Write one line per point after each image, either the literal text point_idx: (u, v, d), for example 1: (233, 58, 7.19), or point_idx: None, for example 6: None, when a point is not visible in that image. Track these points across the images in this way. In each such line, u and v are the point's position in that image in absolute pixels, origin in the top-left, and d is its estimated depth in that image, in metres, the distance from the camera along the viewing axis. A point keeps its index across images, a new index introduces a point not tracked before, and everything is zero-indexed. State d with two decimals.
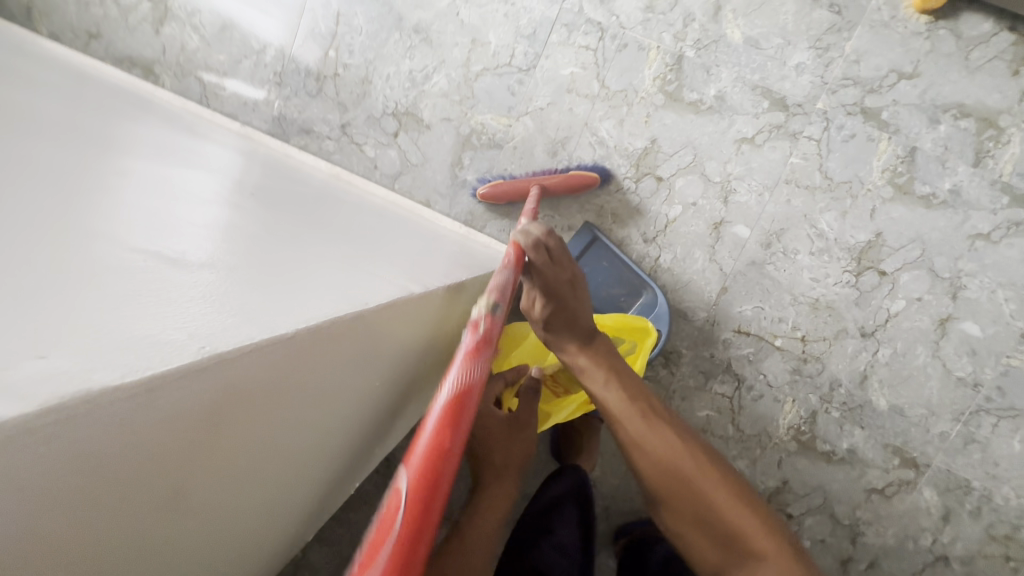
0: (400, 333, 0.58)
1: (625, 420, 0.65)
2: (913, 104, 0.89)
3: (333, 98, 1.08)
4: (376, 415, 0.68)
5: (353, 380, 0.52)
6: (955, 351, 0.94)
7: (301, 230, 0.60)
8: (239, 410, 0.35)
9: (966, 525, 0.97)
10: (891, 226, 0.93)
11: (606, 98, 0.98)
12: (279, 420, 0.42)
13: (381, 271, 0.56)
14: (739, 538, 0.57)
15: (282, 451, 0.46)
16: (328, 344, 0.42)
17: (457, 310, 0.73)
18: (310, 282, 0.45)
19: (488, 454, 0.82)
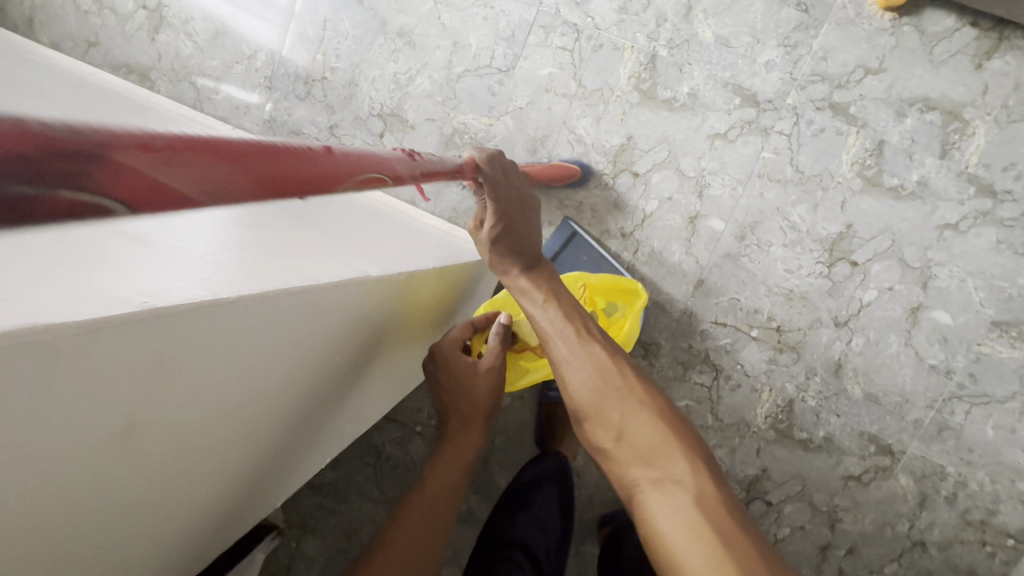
0: (368, 311, 0.60)
1: (560, 340, 0.71)
2: (880, 98, 0.92)
3: (321, 100, 1.12)
4: (348, 390, 0.71)
5: (307, 357, 0.53)
6: (927, 340, 0.96)
7: (284, 217, 0.63)
8: (188, 367, 0.37)
9: (942, 511, 0.98)
10: (861, 217, 0.95)
11: (583, 97, 1.01)
12: (238, 381, 0.44)
13: (349, 257, 0.58)
14: (652, 448, 0.60)
15: (239, 410, 0.48)
16: (287, 315, 0.44)
17: (425, 293, 0.75)
18: (276, 259, 0.47)
19: (454, 403, 0.81)
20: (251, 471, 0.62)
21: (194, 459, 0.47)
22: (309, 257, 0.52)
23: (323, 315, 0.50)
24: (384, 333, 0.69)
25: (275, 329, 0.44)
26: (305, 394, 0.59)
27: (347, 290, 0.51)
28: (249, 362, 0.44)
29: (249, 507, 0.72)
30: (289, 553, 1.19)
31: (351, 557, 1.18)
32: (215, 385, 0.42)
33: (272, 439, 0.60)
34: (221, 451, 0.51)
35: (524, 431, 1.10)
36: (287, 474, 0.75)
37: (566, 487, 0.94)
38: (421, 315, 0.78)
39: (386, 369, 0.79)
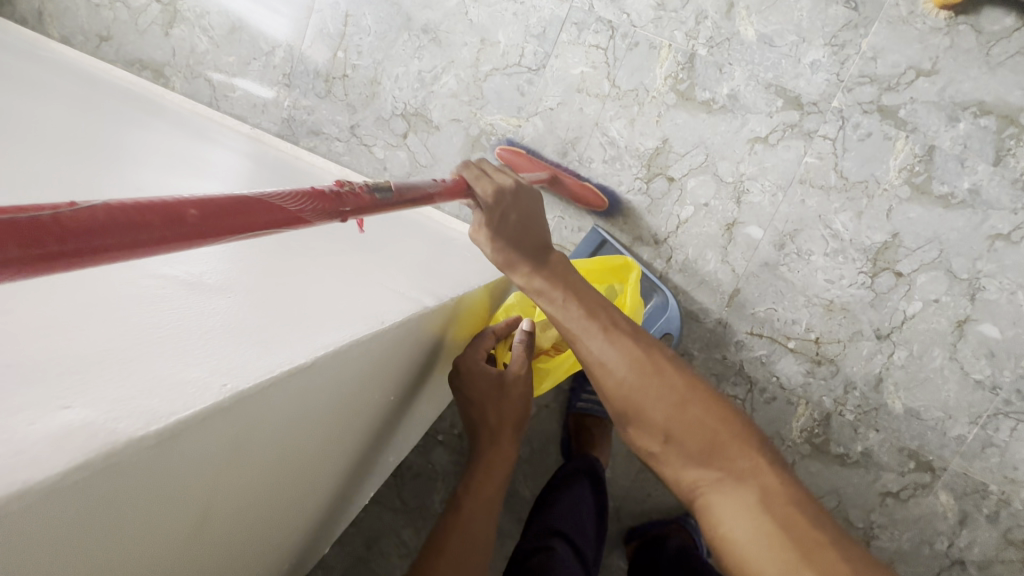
0: (418, 346, 0.58)
1: (588, 338, 0.60)
2: (931, 101, 0.87)
3: (342, 99, 1.08)
4: (396, 422, 0.70)
5: (365, 393, 0.51)
6: (973, 354, 0.91)
7: (334, 240, 0.63)
8: (259, 431, 0.35)
9: (983, 529, 0.95)
10: (908, 226, 0.91)
11: (617, 97, 0.97)
12: (298, 436, 0.42)
13: (398, 283, 0.56)
14: (709, 449, 0.53)
15: (299, 463, 0.47)
16: (345, 363, 0.42)
17: (468, 319, 0.73)
18: (330, 305, 0.46)
19: (483, 416, 0.72)
20: (312, 512, 0.62)
21: (259, 516, 0.46)
22: (359, 294, 0.50)
23: (378, 355, 0.48)
24: (429, 364, 0.68)
25: (333, 377, 0.42)
26: (358, 437, 0.58)
27: (401, 326, 0.49)
28: (306, 413, 0.41)
29: (311, 542, 0.73)
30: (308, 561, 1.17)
31: (371, 566, 1.16)
32: (277, 446, 0.40)
33: (327, 481, 0.59)
34: (283, 501, 0.50)
35: (549, 442, 1.08)
36: (342, 506, 0.75)
37: (600, 487, 0.86)
38: (464, 337, 0.77)
39: (430, 395, 0.79)
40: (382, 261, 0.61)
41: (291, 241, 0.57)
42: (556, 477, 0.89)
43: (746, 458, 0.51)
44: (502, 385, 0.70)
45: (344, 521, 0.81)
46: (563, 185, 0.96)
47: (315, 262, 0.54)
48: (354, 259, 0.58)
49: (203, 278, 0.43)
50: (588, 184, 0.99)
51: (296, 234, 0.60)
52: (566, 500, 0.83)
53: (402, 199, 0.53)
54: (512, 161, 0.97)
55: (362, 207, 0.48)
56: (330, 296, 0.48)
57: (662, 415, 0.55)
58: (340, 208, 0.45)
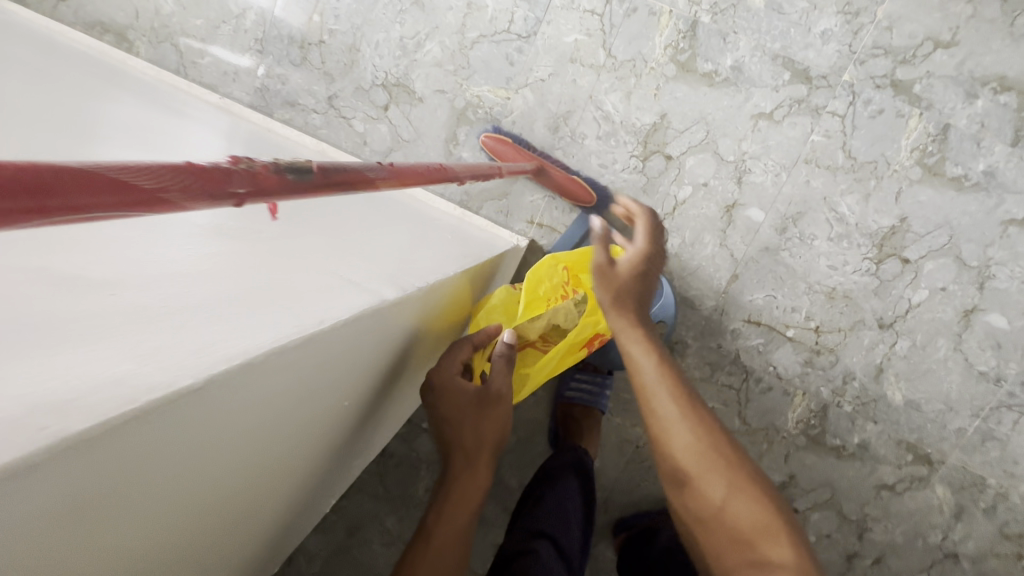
0: (377, 345, 0.52)
1: (660, 391, 0.62)
2: (949, 76, 0.81)
3: (319, 67, 1.01)
4: (363, 420, 0.65)
5: (319, 397, 0.47)
6: (979, 345, 0.88)
7: (282, 223, 0.56)
8: (179, 445, 0.30)
9: (979, 523, 0.93)
10: (918, 210, 0.86)
11: (613, 68, 0.91)
12: (225, 453, 0.37)
13: (354, 273, 0.50)
14: (758, 538, 0.52)
15: (237, 476, 0.42)
16: (274, 372, 0.36)
17: (443, 313, 0.68)
18: (256, 299, 0.39)
19: (456, 439, 0.68)
20: (267, 517, 0.58)
21: (194, 532, 0.42)
22: (299, 288, 0.43)
23: (322, 359, 0.42)
24: (398, 360, 0.62)
25: (259, 391, 0.35)
26: (312, 440, 0.53)
27: (350, 326, 0.43)
28: (231, 430, 0.35)
29: (275, 539, 0.70)
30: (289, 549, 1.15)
31: (354, 554, 1.14)
32: (209, 458, 0.35)
33: (283, 483, 0.54)
34: (225, 513, 0.46)
35: (538, 431, 1.07)
36: (309, 503, 0.71)
37: (587, 480, 0.85)
38: (439, 329, 0.71)
39: (402, 391, 0.73)
40: (335, 249, 0.54)
41: (230, 223, 0.51)
42: (543, 471, 0.86)
43: (789, 543, 0.51)
44: (480, 402, 0.67)
45: (310, 517, 0.77)
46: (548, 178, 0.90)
47: (251, 249, 0.47)
48: (302, 246, 0.52)
49: (90, 269, 0.36)
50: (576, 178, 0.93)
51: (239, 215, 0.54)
52: (552, 498, 0.80)
53: (329, 178, 0.38)
54: (491, 145, 0.92)
55: (261, 187, 0.32)
56: (258, 288, 0.41)
57: (719, 482, 0.55)
58: (233, 188, 0.30)
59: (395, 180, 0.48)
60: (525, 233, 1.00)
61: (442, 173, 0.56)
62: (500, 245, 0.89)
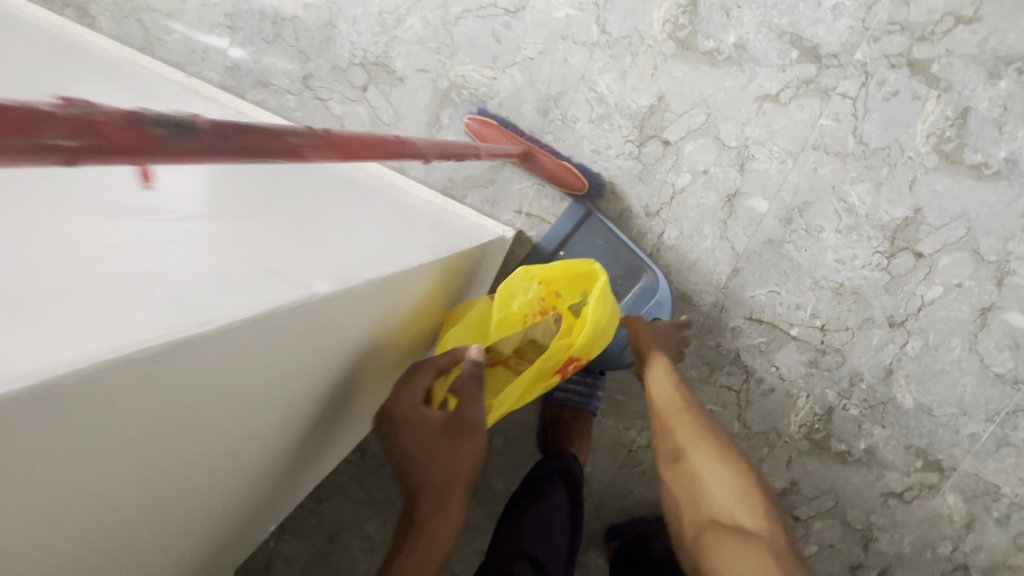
0: (335, 336, 0.47)
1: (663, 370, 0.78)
2: (970, 55, 0.75)
3: (292, 44, 0.94)
4: (326, 414, 0.60)
5: (288, 377, 0.44)
6: (995, 346, 0.82)
7: (228, 199, 0.50)
8: (127, 415, 0.28)
9: (991, 533, 0.88)
10: (933, 200, 0.80)
11: (607, 46, 0.84)
12: (147, 458, 0.32)
13: (291, 260, 0.42)
14: (735, 514, 0.61)
15: (172, 480, 0.38)
16: (198, 366, 0.31)
17: (407, 306, 0.60)
18: (169, 276, 0.33)
19: (426, 478, 0.63)
20: (216, 515, 0.53)
21: (124, 538, 0.38)
22: (228, 265, 0.37)
23: (264, 351, 0.37)
24: (360, 351, 0.57)
25: (182, 387, 0.31)
26: (266, 432, 0.49)
27: (298, 315, 0.38)
28: (151, 430, 0.31)
29: (231, 533, 0.66)
30: (267, 554, 1.11)
31: (334, 560, 1.10)
32: (172, 431, 0.33)
33: (242, 473, 0.51)
34: (163, 516, 0.41)
35: (526, 433, 1.01)
36: (268, 496, 0.67)
37: (576, 488, 0.80)
38: (409, 320, 0.65)
39: (369, 385, 0.68)
40: (283, 228, 0.48)
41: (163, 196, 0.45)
42: (529, 477, 0.82)
43: (766, 515, 0.61)
44: (450, 431, 0.64)
45: (269, 510, 0.72)
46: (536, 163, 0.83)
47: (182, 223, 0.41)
48: (244, 223, 0.46)
49: None
50: (565, 163, 0.86)
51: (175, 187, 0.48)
52: (537, 512, 0.74)
53: (226, 140, 0.28)
54: (477, 128, 0.86)
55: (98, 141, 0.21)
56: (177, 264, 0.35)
57: (707, 458, 0.67)
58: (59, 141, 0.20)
59: (332, 150, 0.37)
60: (512, 224, 0.94)
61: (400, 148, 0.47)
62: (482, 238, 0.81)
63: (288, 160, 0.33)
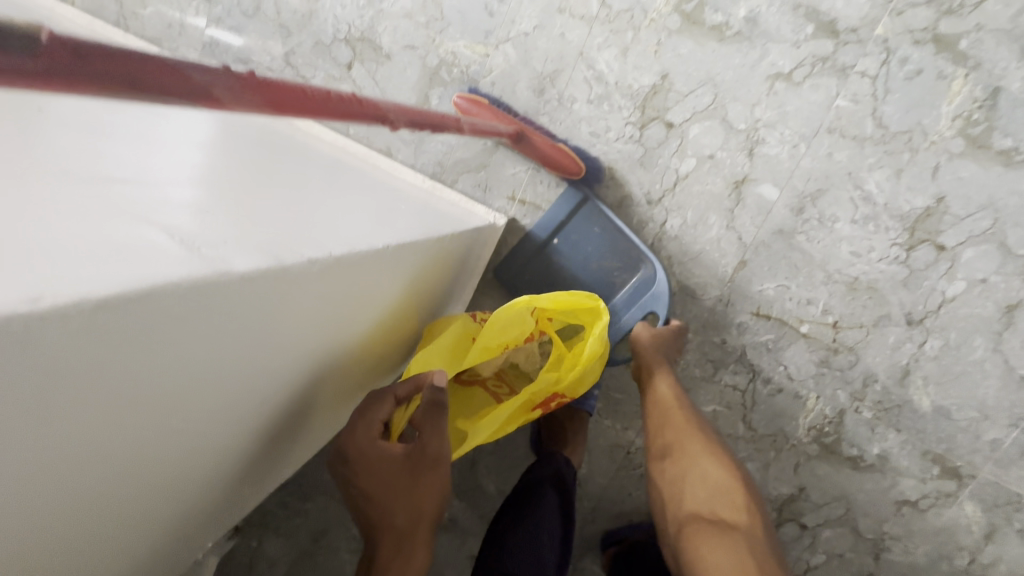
0: (295, 313, 0.44)
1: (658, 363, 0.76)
2: (1002, 29, 0.69)
3: (273, 19, 0.89)
4: (292, 399, 0.57)
5: (254, 354, 0.42)
6: (1022, 346, 0.76)
7: (184, 157, 0.46)
8: (59, 380, 0.26)
9: (1012, 545, 0.82)
10: (958, 188, 0.74)
11: (607, 20, 0.79)
12: (68, 439, 0.29)
13: (236, 227, 0.38)
14: (720, 512, 0.64)
15: (109, 464, 0.35)
16: (112, 334, 0.27)
17: (372, 287, 0.56)
18: (79, 226, 0.29)
19: (388, 516, 0.66)
20: (174, 503, 0.50)
21: (62, 524, 0.36)
22: (155, 222, 0.33)
23: (205, 324, 0.34)
24: (326, 333, 0.53)
25: (105, 359, 0.28)
26: (235, 412, 0.47)
27: (239, 284, 0.34)
28: (67, 408, 0.28)
29: (196, 522, 0.63)
30: (250, 555, 1.08)
31: (319, 561, 1.07)
32: (122, 402, 0.32)
33: (208, 455, 0.49)
34: (107, 503, 0.39)
35: (519, 433, 0.97)
36: (236, 484, 0.64)
37: (568, 497, 0.78)
38: (383, 302, 0.62)
39: (340, 371, 0.64)
40: (237, 192, 0.44)
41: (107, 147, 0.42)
42: (522, 484, 0.80)
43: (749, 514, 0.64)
44: (410, 466, 0.66)
45: (241, 492, 0.70)
46: (528, 144, 0.78)
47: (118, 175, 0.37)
48: (191, 184, 0.41)
49: None
50: (561, 146, 0.81)
51: (125, 141, 0.45)
52: (528, 528, 0.72)
53: (90, 65, 0.23)
54: (465, 106, 0.80)
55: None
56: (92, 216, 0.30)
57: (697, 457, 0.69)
58: None
59: (256, 98, 0.32)
60: (506, 211, 0.89)
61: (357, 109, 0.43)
62: (465, 223, 0.76)
63: (193, 103, 0.29)
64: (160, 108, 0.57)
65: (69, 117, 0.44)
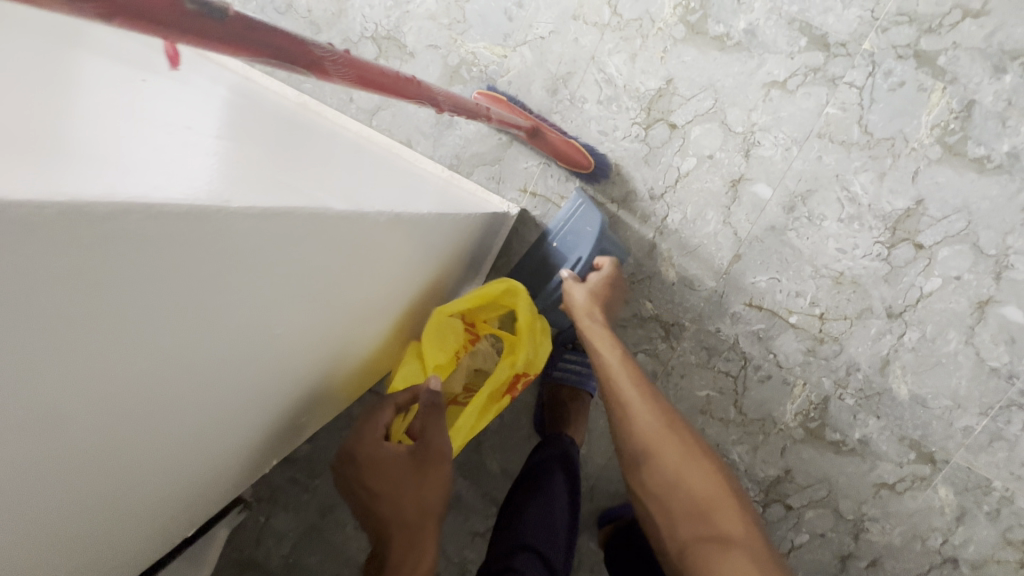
0: (314, 274, 0.47)
1: (615, 355, 0.78)
2: (976, 48, 0.76)
3: (304, 16, 0.94)
4: (312, 361, 0.60)
5: (316, 298, 0.50)
6: (992, 339, 0.82)
7: (230, 118, 0.51)
8: (203, 279, 0.34)
9: (981, 527, 0.88)
10: (936, 192, 0.80)
11: (617, 28, 0.85)
12: (113, 361, 0.32)
13: (316, 181, 0.47)
14: (713, 517, 0.66)
15: (165, 390, 0.39)
16: (234, 244, 0.35)
17: (411, 253, 0.64)
18: (221, 164, 0.37)
19: (398, 512, 0.68)
20: (194, 459, 0.53)
21: (91, 464, 0.38)
22: (265, 169, 0.41)
23: (236, 265, 0.36)
24: (370, 294, 0.61)
25: (230, 269, 0.36)
26: (290, 356, 0.54)
27: (273, 228, 0.37)
28: (119, 326, 0.30)
29: (213, 484, 0.66)
30: (259, 528, 1.13)
31: (326, 535, 1.12)
32: (229, 314, 0.39)
33: (260, 398, 0.56)
34: (132, 448, 0.41)
35: (523, 414, 1.02)
36: (253, 447, 0.67)
37: (574, 474, 0.83)
38: (415, 273, 0.70)
39: (358, 338, 0.68)
40: (305, 157, 0.52)
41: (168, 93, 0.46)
42: (529, 464, 0.85)
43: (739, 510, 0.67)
44: (416, 462, 0.70)
45: (261, 457, 0.75)
46: (543, 139, 0.84)
47: (179, 120, 0.42)
48: (265, 144, 0.49)
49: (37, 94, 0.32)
50: (573, 140, 0.87)
51: (181, 92, 0.49)
52: (538, 506, 0.77)
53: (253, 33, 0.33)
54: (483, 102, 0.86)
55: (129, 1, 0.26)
56: (164, 149, 0.35)
57: (676, 460, 0.70)
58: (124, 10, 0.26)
59: (346, 72, 0.43)
60: (518, 203, 0.95)
61: (413, 88, 0.53)
62: (483, 206, 0.84)
63: (307, 70, 0.39)
64: (227, 89, 0.65)
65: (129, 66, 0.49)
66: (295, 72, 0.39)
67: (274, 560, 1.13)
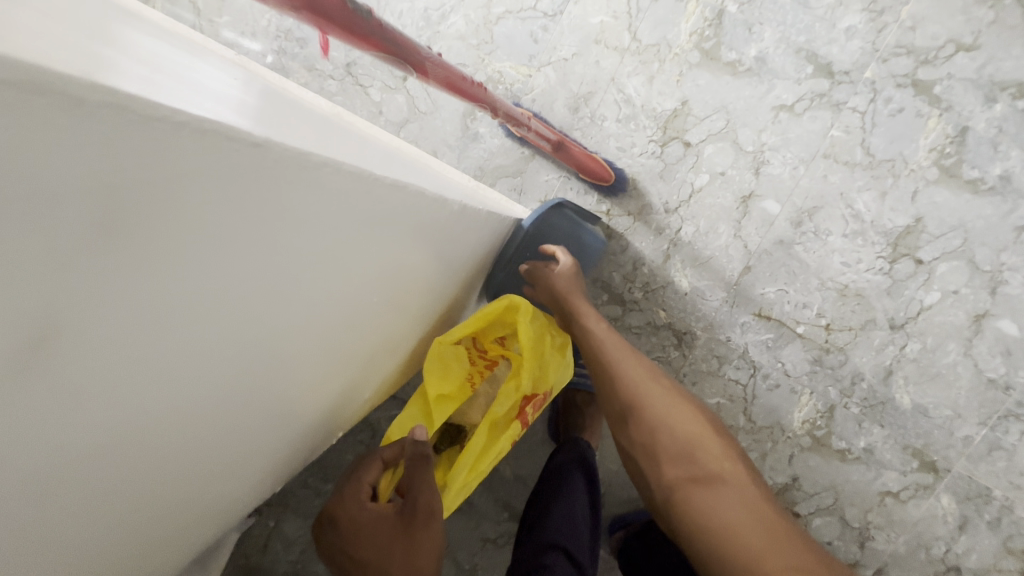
0: (381, 256, 0.49)
1: (595, 321, 0.81)
2: (969, 79, 0.82)
3: None
4: (333, 360, 0.55)
5: (380, 285, 0.53)
6: (989, 351, 0.87)
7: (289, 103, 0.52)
8: (319, 242, 0.37)
9: (983, 536, 0.90)
10: (934, 211, 0.85)
11: (636, 52, 0.91)
12: (169, 322, 0.28)
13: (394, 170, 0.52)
14: (703, 462, 0.69)
15: (261, 355, 0.40)
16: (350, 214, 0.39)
17: (457, 248, 0.68)
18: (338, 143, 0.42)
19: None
20: (229, 456, 0.50)
21: (182, 428, 0.37)
22: (363, 154, 0.47)
23: (286, 224, 0.32)
24: (417, 291, 0.65)
25: (339, 237, 0.39)
26: (345, 349, 0.56)
27: (374, 202, 0.42)
28: (188, 280, 0.27)
29: (209, 507, 0.57)
30: (269, 532, 1.14)
31: None
32: (321, 284, 0.41)
33: (311, 390, 0.56)
34: (124, 449, 0.33)
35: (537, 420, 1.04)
36: (247, 466, 0.58)
37: (593, 476, 0.85)
38: (453, 275, 0.74)
39: (384, 337, 0.65)
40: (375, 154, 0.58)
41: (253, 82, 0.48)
42: (549, 467, 0.88)
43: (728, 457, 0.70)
44: (401, 521, 0.68)
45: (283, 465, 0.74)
46: (569, 153, 0.88)
47: (277, 101, 0.45)
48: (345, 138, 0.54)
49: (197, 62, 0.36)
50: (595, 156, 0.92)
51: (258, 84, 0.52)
52: (561, 507, 0.79)
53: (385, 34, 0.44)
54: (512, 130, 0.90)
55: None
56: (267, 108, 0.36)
57: (664, 412, 0.73)
58: None
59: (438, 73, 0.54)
60: None
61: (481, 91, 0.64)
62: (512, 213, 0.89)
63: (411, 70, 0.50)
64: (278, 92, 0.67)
65: (172, 33, 0.47)
66: (400, 68, 0.49)
67: (281, 565, 1.13)
